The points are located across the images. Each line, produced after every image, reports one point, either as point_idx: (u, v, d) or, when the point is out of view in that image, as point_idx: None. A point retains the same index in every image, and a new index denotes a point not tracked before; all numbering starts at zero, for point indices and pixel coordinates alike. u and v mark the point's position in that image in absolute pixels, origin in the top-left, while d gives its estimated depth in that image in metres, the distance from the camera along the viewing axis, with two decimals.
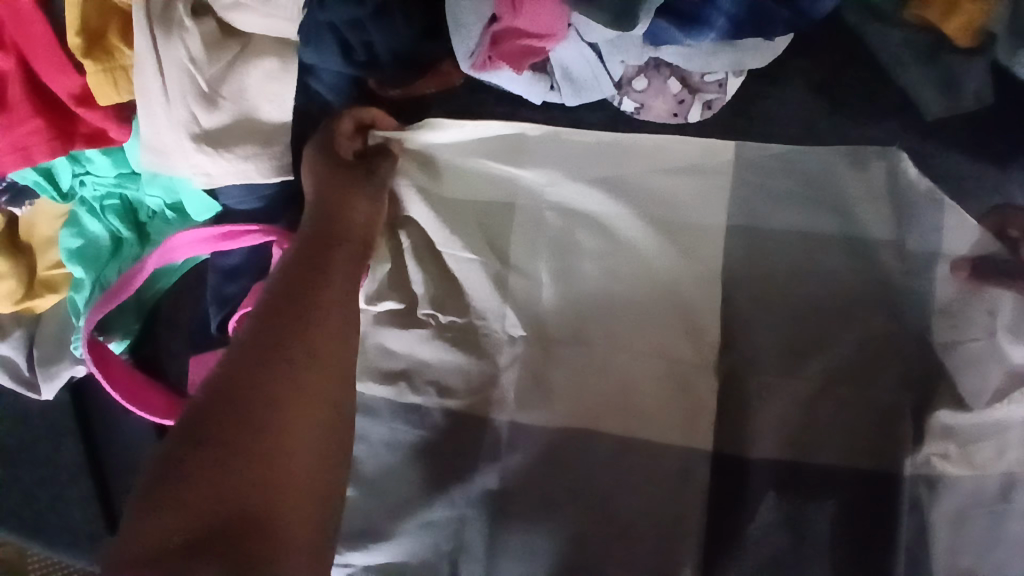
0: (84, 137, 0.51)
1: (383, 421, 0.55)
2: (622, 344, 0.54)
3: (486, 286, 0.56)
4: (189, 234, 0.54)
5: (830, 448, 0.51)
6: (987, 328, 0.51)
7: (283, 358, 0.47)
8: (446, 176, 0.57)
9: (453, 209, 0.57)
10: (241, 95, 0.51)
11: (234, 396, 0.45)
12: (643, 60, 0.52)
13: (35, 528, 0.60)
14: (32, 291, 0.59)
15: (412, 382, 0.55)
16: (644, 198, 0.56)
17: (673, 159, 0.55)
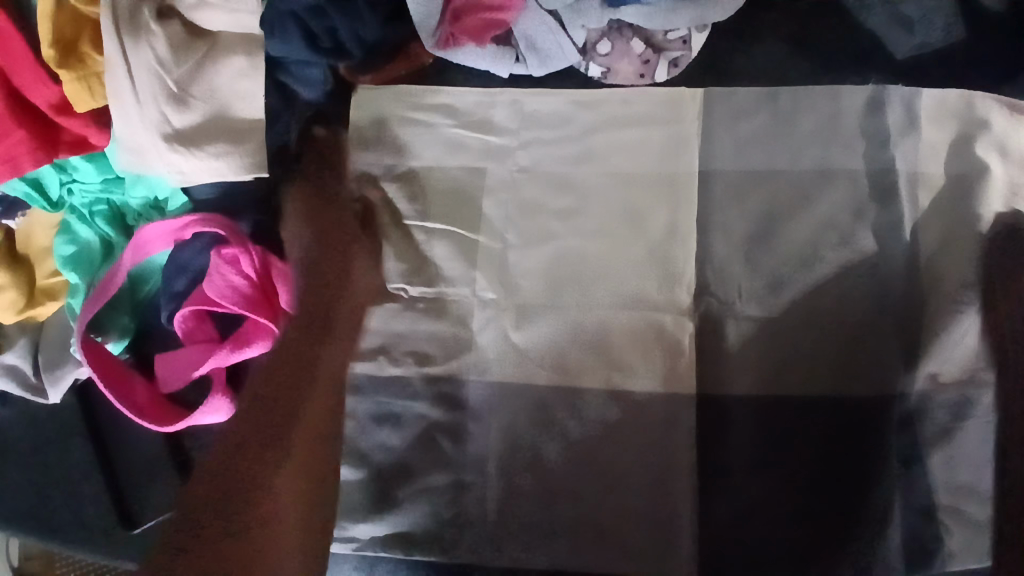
0: (68, 145, 0.53)
1: (368, 396, 0.56)
2: (599, 300, 0.55)
3: (456, 252, 0.58)
4: (159, 227, 0.56)
5: (814, 380, 0.51)
6: (969, 242, 0.51)
7: (311, 391, 0.50)
8: (416, 148, 0.60)
9: (422, 178, 0.60)
10: (212, 93, 0.53)
11: (257, 424, 0.47)
12: (604, 23, 0.56)
13: (52, 527, 0.61)
14: (33, 300, 0.61)
15: (390, 355, 0.57)
16: (609, 151, 0.57)
17: (635, 110, 0.57)
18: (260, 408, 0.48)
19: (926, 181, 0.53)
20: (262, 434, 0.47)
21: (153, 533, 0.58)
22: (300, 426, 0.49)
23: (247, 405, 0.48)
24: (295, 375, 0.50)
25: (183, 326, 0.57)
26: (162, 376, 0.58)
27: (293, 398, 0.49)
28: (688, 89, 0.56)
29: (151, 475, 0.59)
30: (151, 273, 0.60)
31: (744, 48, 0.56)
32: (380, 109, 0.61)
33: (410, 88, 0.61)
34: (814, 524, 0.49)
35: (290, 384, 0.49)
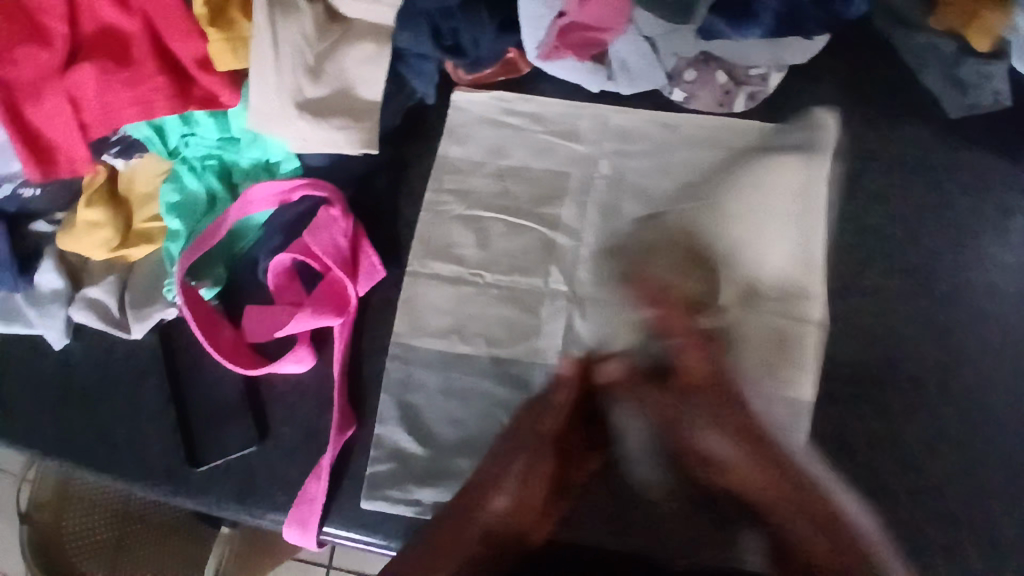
0: (200, 100, 0.57)
1: (438, 370, 0.61)
2: (646, 283, 0.59)
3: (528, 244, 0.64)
4: (264, 187, 0.60)
5: (861, 399, 0.56)
6: (990, 288, 0.59)
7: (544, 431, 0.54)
8: (506, 148, 0.67)
9: (510, 178, 0.66)
10: (340, 72, 0.58)
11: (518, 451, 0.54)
12: (695, 53, 0.63)
13: (106, 465, 0.62)
14: (127, 241, 0.65)
15: (463, 334, 0.62)
16: (686, 169, 0.63)
17: (712, 135, 0.64)
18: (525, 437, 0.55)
19: (962, 229, 0.61)
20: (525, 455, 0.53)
21: (217, 474, 0.61)
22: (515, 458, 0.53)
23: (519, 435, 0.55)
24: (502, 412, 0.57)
25: (274, 281, 0.62)
26: (249, 327, 0.63)
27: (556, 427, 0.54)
28: (759, 121, 0.64)
29: (225, 417, 0.62)
30: (248, 230, 0.64)
31: (809, 95, 0.65)
32: (473, 105, 0.68)
33: (504, 93, 0.68)
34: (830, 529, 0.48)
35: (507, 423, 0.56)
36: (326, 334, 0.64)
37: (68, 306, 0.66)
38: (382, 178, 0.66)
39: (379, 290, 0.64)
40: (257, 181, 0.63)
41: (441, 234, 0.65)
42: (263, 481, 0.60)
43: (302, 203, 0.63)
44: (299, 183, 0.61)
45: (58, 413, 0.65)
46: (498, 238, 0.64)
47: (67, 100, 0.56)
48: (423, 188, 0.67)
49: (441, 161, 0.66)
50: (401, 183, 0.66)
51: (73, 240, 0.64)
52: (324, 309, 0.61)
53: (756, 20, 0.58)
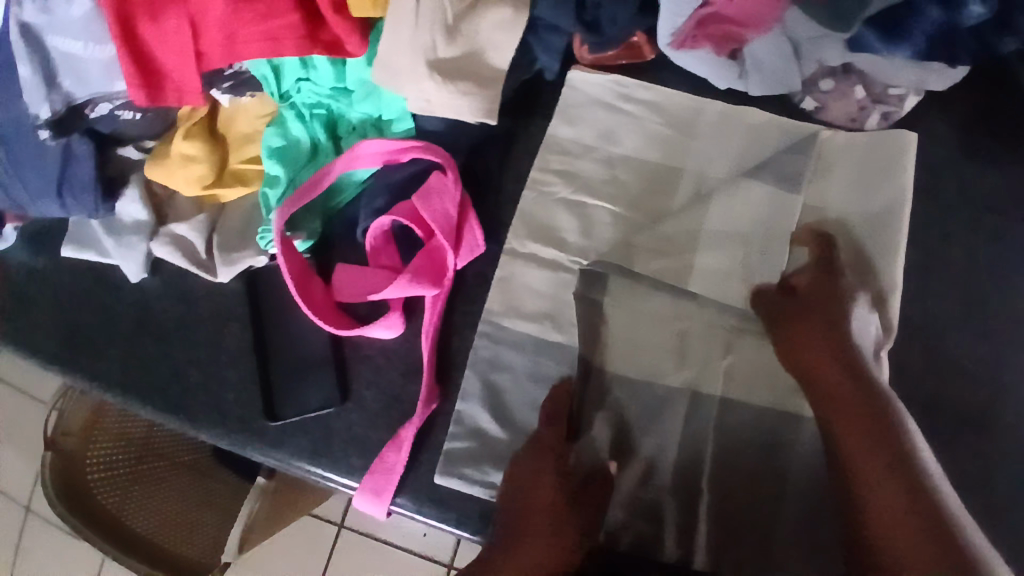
0: (325, 44, 0.54)
1: (528, 354, 0.59)
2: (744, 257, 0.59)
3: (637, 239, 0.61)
4: (375, 144, 0.58)
5: (952, 438, 0.56)
6: None
7: (524, 480, 0.54)
8: (620, 136, 0.64)
9: (624, 167, 0.63)
10: (475, 34, 0.55)
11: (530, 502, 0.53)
12: (837, 64, 0.62)
13: (182, 404, 0.62)
14: (221, 181, 0.62)
15: (556, 321, 0.60)
16: (818, 172, 0.61)
17: (851, 146, 0.61)
18: (530, 484, 0.54)
19: None
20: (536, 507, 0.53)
21: (293, 429, 0.60)
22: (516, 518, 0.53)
23: (524, 477, 0.54)
24: (532, 451, 0.55)
25: (371, 242, 0.60)
26: (339, 285, 0.61)
27: (529, 479, 0.54)
28: (903, 134, 0.60)
29: (305, 374, 0.61)
30: (348, 185, 0.61)
31: (929, 125, 0.64)
32: (594, 83, 0.65)
33: (623, 77, 0.65)
34: (916, 492, 0.44)
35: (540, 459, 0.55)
36: (416, 302, 0.62)
37: (150, 239, 0.64)
38: (490, 150, 0.64)
39: (474, 265, 0.63)
40: (365, 137, 0.60)
41: (543, 216, 0.62)
42: (339, 442, 0.60)
43: (409, 166, 0.60)
44: (409, 143, 0.58)
45: (133, 344, 0.65)
46: (602, 229, 0.62)
47: (187, 23, 0.53)
48: (529, 166, 0.65)
49: (551, 141, 0.64)
50: (508, 158, 0.65)
51: (165, 172, 0.62)
52: (422, 278, 0.58)
53: (910, 41, 0.56)
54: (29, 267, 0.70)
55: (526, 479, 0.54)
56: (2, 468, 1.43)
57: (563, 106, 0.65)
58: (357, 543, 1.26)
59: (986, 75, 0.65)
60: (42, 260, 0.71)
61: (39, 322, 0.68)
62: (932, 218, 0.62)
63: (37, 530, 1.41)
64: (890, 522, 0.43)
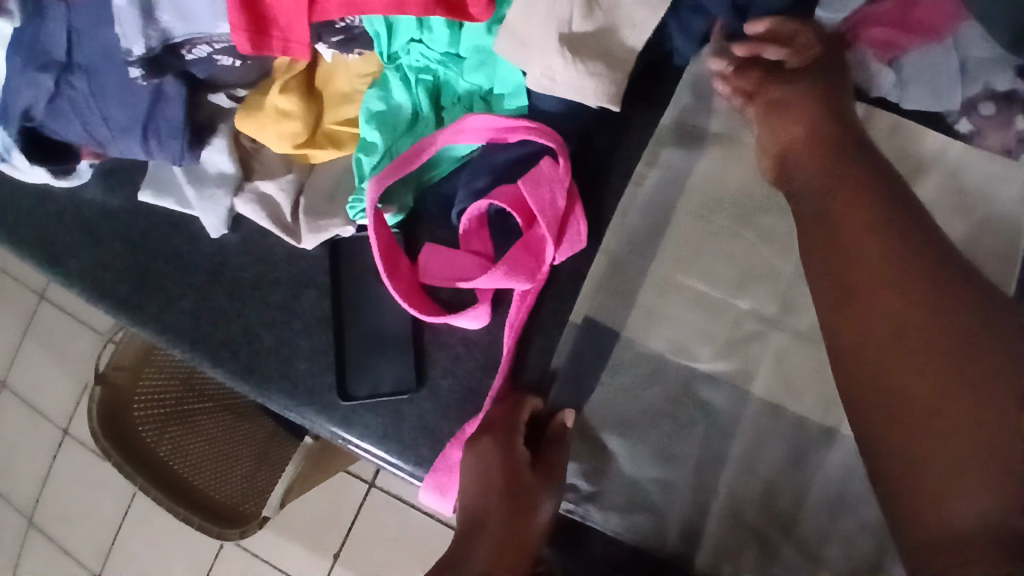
0: (448, 4, 0.49)
1: (619, 364, 0.55)
2: None
3: (739, 251, 0.56)
4: (483, 119, 0.53)
5: None
6: None
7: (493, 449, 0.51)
8: (741, 137, 0.57)
9: (740, 170, 0.57)
10: (614, 9, 0.50)
11: (505, 471, 0.50)
12: (1002, 88, 0.55)
13: (250, 367, 0.60)
14: (312, 140, 0.59)
15: (647, 334, 0.56)
16: (944, 199, 0.55)
17: (982, 171, 0.55)
18: (503, 451, 0.51)
19: None
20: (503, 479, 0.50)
21: (364, 410, 0.57)
22: (484, 491, 0.49)
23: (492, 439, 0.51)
24: (492, 422, 0.53)
25: (465, 225, 0.56)
26: (426, 266, 0.57)
27: (493, 450, 0.51)
28: None
29: (379, 354, 0.58)
30: (446, 160, 0.57)
31: None
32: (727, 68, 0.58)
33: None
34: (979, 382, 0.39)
35: (502, 429, 0.52)
36: (504, 293, 0.58)
37: (233, 194, 0.61)
38: (603, 137, 0.58)
39: (569, 261, 0.58)
40: (472, 111, 0.56)
41: (647, 218, 0.57)
42: (410, 430, 0.56)
43: (515, 145, 0.55)
44: (518, 122, 0.53)
45: (205, 297, 0.63)
46: (705, 237, 0.57)
47: None
48: (638, 157, 0.59)
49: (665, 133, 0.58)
50: (619, 146, 0.59)
51: (257, 125, 0.58)
52: (517, 270, 0.54)
53: None
54: (106, 206, 0.68)
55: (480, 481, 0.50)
56: (45, 388, 1.46)
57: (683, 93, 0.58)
58: (384, 503, 1.25)
59: None
60: (117, 199, 0.68)
61: (110, 263, 0.66)
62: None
63: (76, 454, 1.43)
64: (956, 438, 0.38)
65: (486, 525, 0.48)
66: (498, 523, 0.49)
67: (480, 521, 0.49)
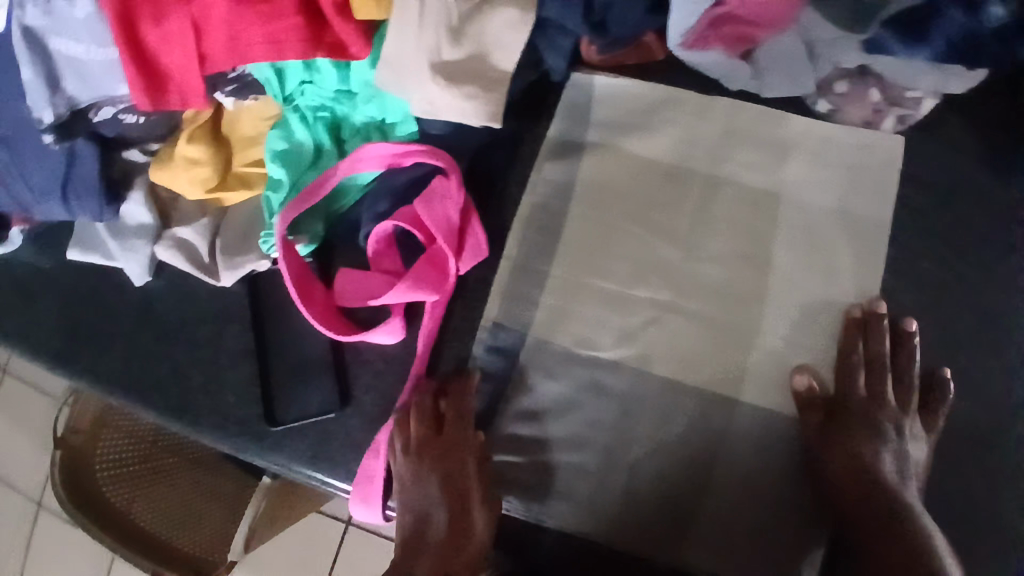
0: (328, 46, 0.53)
1: (529, 363, 0.59)
2: (717, 256, 0.60)
3: (632, 249, 0.60)
4: (379, 147, 0.57)
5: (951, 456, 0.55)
6: None
7: (439, 460, 0.55)
8: (621, 138, 0.63)
9: (624, 169, 0.62)
10: (481, 36, 0.54)
11: (451, 485, 0.55)
12: (852, 66, 0.59)
13: (182, 405, 0.62)
14: (224, 183, 0.62)
15: (552, 331, 0.59)
16: (813, 179, 0.60)
17: (844, 146, 0.60)
18: (444, 455, 0.55)
19: None
20: (451, 487, 0.55)
21: (293, 434, 0.59)
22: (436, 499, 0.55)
23: (438, 448, 0.56)
24: (438, 432, 0.56)
25: (373, 246, 0.59)
26: (342, 289, 0.60)
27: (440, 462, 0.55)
28: (890, 139, 0.60)
29: (302, 378, 0.60)
30: (351, 189, 0.61)
31: (950, 132, 0.61)
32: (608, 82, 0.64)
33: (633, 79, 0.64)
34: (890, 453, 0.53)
35: (446, 440, 0.56)
36: (417, 307, 0.61)
37: (154, 242, 0.64)
38: (498, 153, 0.63)
39: (476, 271, 0.62)
40: (369, 141, 0.60)
41: (540, 224, 0.61)
42: (338, 446, 0.59)
43: (412, 169, 0.59)
44: (410, 146, 0.57)
45: (136, 345, 0.65)
46: (599, 239, 0.61)
47: (190, 26, 0.52)
48: (530, 168, 0.64)
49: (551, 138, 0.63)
50: (513, 160, 0.64)
51: (169, 175, 0.62)
52: (424, 283, 0.58)
53: (928, 43, 0.54)
54: (34, 266, 0.71)
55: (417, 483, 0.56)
56: (13, 461, 1.45)
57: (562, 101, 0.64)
58: (361, 539, 1.25)
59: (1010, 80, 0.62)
60: (47, 260, 0.71)
61: (40, 321, 0.68)
62: (946, 231, 0.59)
63: (50, 525, 1.42)
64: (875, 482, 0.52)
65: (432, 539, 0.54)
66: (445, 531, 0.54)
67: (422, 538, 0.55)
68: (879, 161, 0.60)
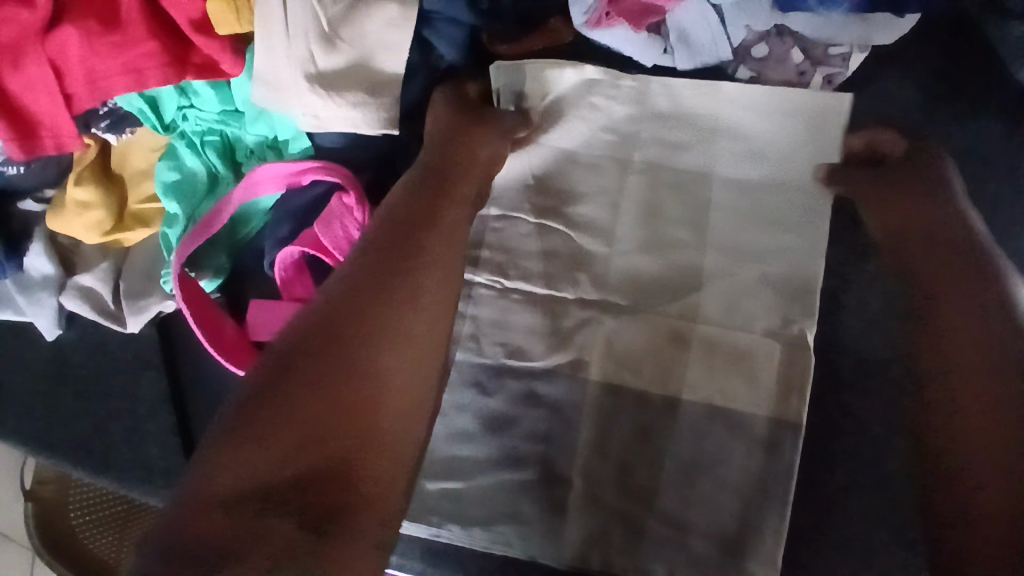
0: (196, 67, 0.49)
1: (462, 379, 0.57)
2: (644, 244, 0.57)
3: (558, 247, 0.57)
4: (273, 168, 0.53)
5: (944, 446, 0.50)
6: None
7: (372, 278, 0.47)
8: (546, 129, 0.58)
9: (551, 166, 0.58)
10: (360, 38, 0.50)
11: (336, 337, 0.44)
12: (768, 26, 0.54)
13: (105, 461, 0.59)
14: (122, 224, 0.58)
15: (479, 344, 0.57)
16: (743, 154, 0.56)
17: (779, 110, 0.55)
18: (330, 325, 0.44)
19: None
20: (368, 291, 0.46)
21: None
22: (366, 336, 0.45)
23: (323, 312, 0.45)
24: (373, 281, 0.47)
25: (281, 274, 0.56)
26: (253, 323, 0.57)
27: (384, 290, 0.47)
28: (831, 97, 0.54)
29: None
30: (254, 214, 0.57)
31: (884, 84, 0.56)
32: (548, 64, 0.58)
33: (562, 65, 0.57)
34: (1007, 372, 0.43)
35: (386, 260, 0.48)
36: None
37: (58, 293, 0.60)
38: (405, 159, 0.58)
39: None
40: (264, 162, 0.56)
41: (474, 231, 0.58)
42: None
43: (314, 185, 0.55)
44: (307, 163, 0.54)
45: (53, 402, 0.62)
46: (522, 240, 0.58)
47: (51, 68, 0.48)
48: None
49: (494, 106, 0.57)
50: None
51: (64, 223, 0.58)
52: None
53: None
54: None
55: (311, 326, 0.45)
56: None
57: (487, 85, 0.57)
58: None
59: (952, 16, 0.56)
60: None
61: None
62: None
63: None
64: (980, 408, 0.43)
65: (311, 421, 0.40)
66: (336, 415, 0.41)
67: (365, 405, 0.42)
68: (816, 125, 0.55)
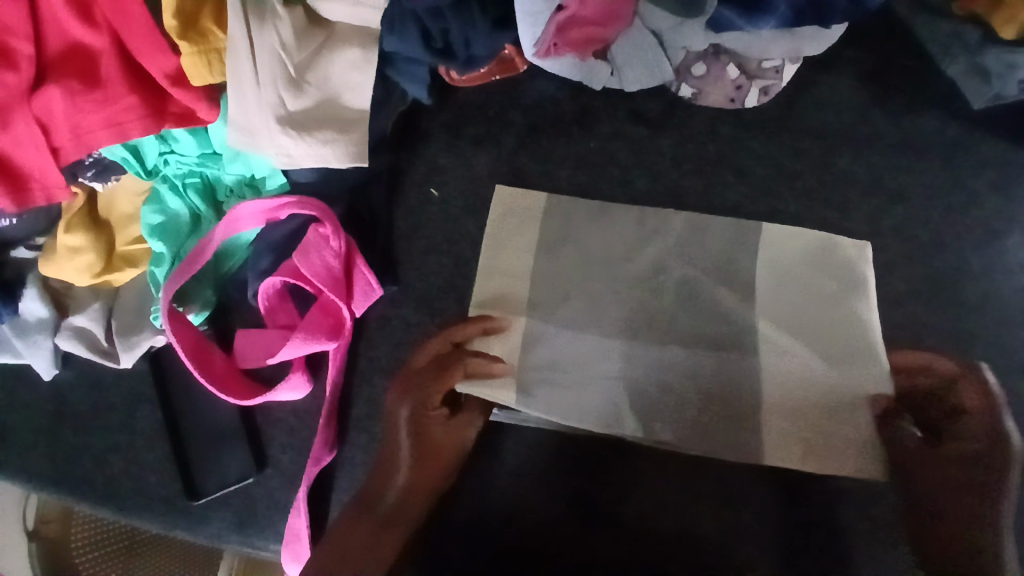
0: (175, 116, 0.53)
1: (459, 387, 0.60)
2: (637, 356, 0.57)
3: (598, 318, 0.59)
4: (252, 204, 0.57)
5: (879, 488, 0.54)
6: (999, 295, 0.57)
7: (390, 473, 0.58)
8: (566, 290, 0.60)
9: (549, 330, 0.59)
10: (325, 81, 0.54)
11: (383, 502, 0.57)
12: (704, 48, 0.59)
13: (108, 493, 0.62)
14: (110, 266, 0.61)
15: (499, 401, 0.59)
16: (783, 302, 0.57)
17: (812, 287, 0.57)
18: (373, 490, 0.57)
19: (997, 244, 0.57)
20: (396, 490, 0.57)
21: (216, 504, 0.60)
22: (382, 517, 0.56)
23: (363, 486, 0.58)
24: (406, 478, 0.58)
25: (265, 303, 0.59)
26: (240, 351, 0.60)
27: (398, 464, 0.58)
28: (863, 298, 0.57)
29: (219, 446, 0.61)
30: (237, 249, 0.61)
31: (818, 91, 0.61)
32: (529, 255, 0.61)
33: (590, 213, 0.61)
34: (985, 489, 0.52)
35: (385, 474, 0.58)
36: (319, 357, 0.61)
37: (54, 335, 0.63)
38: (377, 190, 0.63)
39: (375, 309, 0.62)
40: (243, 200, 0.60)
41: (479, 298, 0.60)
42: (263, 509, 0.60)
43: (292, 218, 0.59)
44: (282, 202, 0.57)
45: (57, 440, 0.64)
46: (556, 344, 0.58)
47: (37, 125, 0.52)
48: (415, 198, 0.64)
49: (505, 238, 0.62)
50: (394, 194, 0.64)
51: (55, 267, 0.61)
52: (317, 334, 0.57)
53: (772, 12, 0.52)
54: None
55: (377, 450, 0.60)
56: None
57: (501, 193, 0.62)
58: None
59: (880, 22, 0.60)
60: None
61: None
62: (829, 189, 0.59)
63: None
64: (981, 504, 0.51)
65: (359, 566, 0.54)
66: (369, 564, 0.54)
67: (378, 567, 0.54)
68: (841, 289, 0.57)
